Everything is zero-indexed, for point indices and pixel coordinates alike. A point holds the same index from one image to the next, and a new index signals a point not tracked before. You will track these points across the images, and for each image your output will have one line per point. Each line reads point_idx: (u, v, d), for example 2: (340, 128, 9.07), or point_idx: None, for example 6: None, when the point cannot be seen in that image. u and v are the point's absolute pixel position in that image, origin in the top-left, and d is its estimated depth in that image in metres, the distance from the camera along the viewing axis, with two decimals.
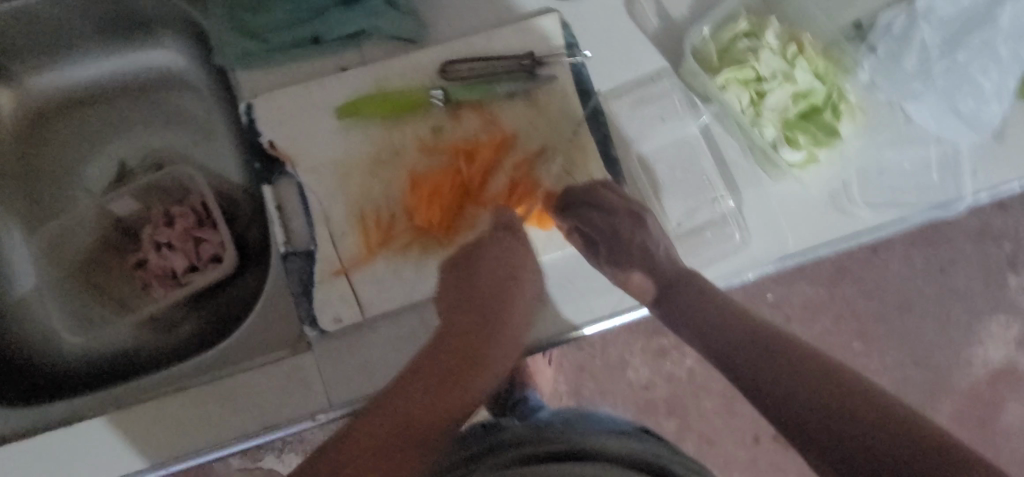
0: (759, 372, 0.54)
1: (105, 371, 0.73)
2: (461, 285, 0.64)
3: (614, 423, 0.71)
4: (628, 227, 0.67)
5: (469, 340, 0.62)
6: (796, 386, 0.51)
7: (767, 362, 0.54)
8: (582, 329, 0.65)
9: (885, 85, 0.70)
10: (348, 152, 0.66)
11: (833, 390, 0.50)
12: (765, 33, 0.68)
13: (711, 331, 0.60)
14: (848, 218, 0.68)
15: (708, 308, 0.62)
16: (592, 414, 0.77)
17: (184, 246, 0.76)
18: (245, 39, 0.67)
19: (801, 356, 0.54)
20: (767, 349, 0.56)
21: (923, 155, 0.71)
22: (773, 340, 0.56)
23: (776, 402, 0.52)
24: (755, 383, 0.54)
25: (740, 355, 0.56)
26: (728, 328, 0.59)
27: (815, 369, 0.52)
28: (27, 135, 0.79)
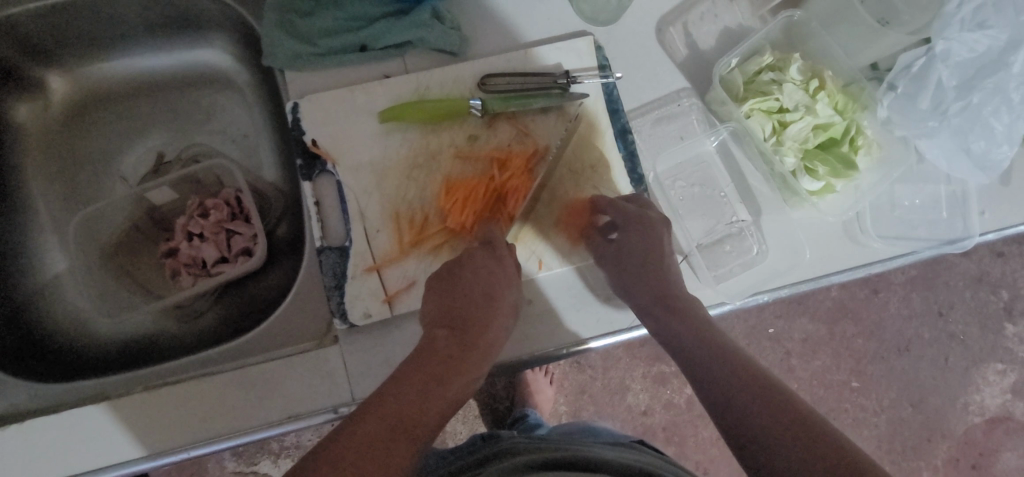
0: (764, 442, 0.51)
1: (129, 355, 0.74)
2: (444, 292, 0.62)
3: (609, 437, 0.75)
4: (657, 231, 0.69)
5: (460, 334, 0.60)
6: (785, 443, 0.50)
7: (759, 415, 0.53)
8: (587, 343, 0.68)
9: (900, 121, 0.70)
10: (385, 154, 0.69)
11: (813, 448, 0.49)
12: (789, 68, 0.72)
13: (712, 379, 0.58)
14: (864, 249, 0.71)
15: (715, 352, 0.60)
16: (588, 428, 0.80)
17: (216, 238, 0.78)
18: (295, 42, 0.71)
19: (787, 405, 0.53)
20: (760, 397, 0.54)
21: (932, 192, 0.76)
22: (771, 394, 0.54)
23: (753, 441, 0.52)
24: (738, 423, 0.54)
25: (731, 393, 0.55)
26: (726, 369, 0.58)
27: (831, 455, 0.48)
28: (72, 120, 0.81)
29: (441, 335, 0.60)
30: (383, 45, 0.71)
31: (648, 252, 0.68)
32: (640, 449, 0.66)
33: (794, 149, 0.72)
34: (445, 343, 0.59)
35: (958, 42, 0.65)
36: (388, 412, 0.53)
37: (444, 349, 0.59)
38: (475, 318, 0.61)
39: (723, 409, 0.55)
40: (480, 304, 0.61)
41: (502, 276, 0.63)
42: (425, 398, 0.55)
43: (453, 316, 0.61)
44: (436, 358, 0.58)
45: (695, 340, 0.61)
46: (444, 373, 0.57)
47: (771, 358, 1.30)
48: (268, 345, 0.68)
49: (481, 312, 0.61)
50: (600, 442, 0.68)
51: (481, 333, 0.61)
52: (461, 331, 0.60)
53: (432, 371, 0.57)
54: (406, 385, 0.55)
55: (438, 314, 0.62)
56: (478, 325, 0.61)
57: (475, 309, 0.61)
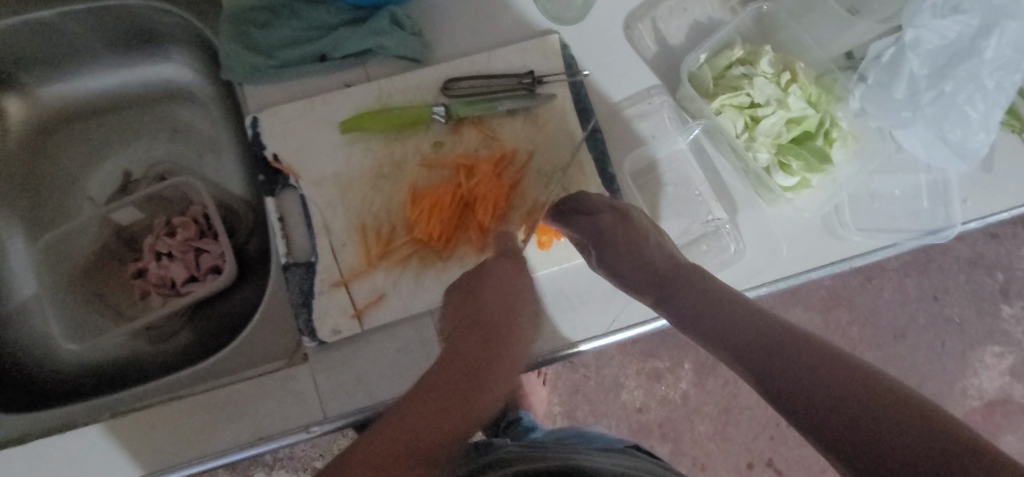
0: (802, 385, 0.46)
1: (100, 380, 0.73)
2: (467, 298, 0.59)
3: (604, 441, 0.71)
4: (615, 225, 0.63)
5: (486, 336, 0.56)
6: (817, 377, 0.45)
7: (783, 354, 0.48)
8: (578, 345, 0.66)
9: (873, 111, 0.70)
10: (350, 166, 0.68)
11: (844, 379, 0.44)
12: (760, 61, 0.70)
13: (729, 331, 0.53)
14: (845, 243, 0.70)
15: (713, 303, 0.56)
16: (583, 432, 0.76)
17: (184, 256, 0.77)
18: (253, 55, 0.69)
19: (809, 342, 0.48)
20: (781, 339, 0.49)
21: (913, 182, 0.74)
22: (785, 332, 0.50)
23: (780, 384, 0.47)
24: (766, 366, 0.49)
25: (750, 345, 0.50)
26: (743, 321, 0.52)
27: (888, 396, 0.42)
28: (35, 143, 0.80)
29: (468, 340, 0.56)
30: (343, 54, 0.69)
31: (629, 229, 0.63)
32: (634, 456, 0.63)
33: (767, 145, 0.70)
34: (470, 348, 0.55)
35: (928, 30, 0.63)
36: (404, 429, 0.48)
37: (473, 356, 0.55)
38: (504, 318, 0.58)
39: (747, 358, 0.50)
40: (505, 308, 0.58)
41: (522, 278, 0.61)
42: (446, 411, 0.50)
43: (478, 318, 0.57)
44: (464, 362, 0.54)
45: (709, 308, 0.55)
46: (473, 383, 0.52)
47: None
48: (239, 364, 0.67)
49: (507, 318, 0.58)
50: (594, 448, 0.65)
51: (509, 338, 0.57)
52: (488, 336, 0.56)
53: (456, 382, 0.52)
54: (427, 395, 0.51)
55: (464, 316, 0.58)
56: (507, 330, 0.57)
57: (505, 312, 0.58)
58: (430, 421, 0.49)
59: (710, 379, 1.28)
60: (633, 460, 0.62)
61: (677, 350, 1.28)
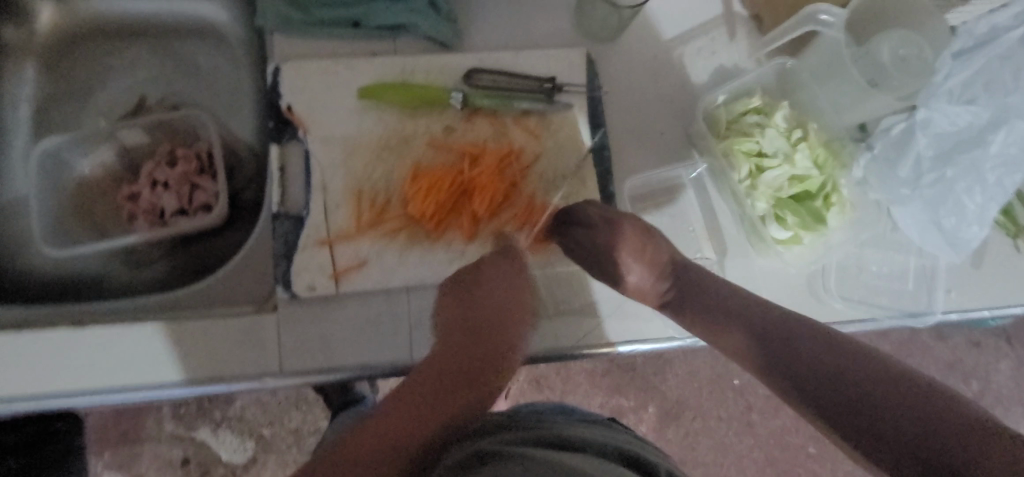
0: (810, 368, 0.49)
1: (67, 291, 0.73)
2: (462, 301, 0.58)
3: (582, 414, 0.71)
4: (606, 240, 0.62)
5: (475, 334, 0.57)
6: (821, 359, 0.49)
7: (792, 339, 0.51)
8: (616, 346, 0.67)
9: (875, 183, 0.72)
10: (359, 131, 0.69)
11: (845, 360, 0.48)
12: (774, 114, 0.72)
13: (740, 317, 0.56)
14: (824, 307, 0.71)
15: (724, 295, 0.58)
16: (562, 407, 0.74)
17: (180, 189, 0.77)
18: (290, 7, 0.71)
19: (812, 329, 0.52)
20: (789, 327, 0.53)
21: (904, 263, 0.75)
22: (790, 322, 0.53)
23: (790, 368, 0.50)
24: (777, 349, 0.52)
25: (762, 331, 0.53)
26: (750, 312, 0.56)
27: (879, 375, 0.46)
28: (58, 50, 0.81)
29: (459, 340, 0.56)
30: (376, 24, 0.71)
31: (626, 244, 0.62)
32: (613, 428, 0.61)
33: (766, 195, 0.71)
34: (459, 350, 0.55)
35: (940, 114, 0.66)
36: (384, 429, 0.49)
37: (459, 358, 0.55)
38: (495, 323, 0.57)
39: (761, 345, 0.53)
40: (498, 312, 0.58)
41: (518, 285, 0.60)
42: (425, 411, 0.51)
43: (471, 326, 0.57)
44: (461, 369, 0.54)
45: (717, 306, 0.58)
46: (453, 386, 0.53)
47: (731, 410, 1.29)
48: (208, 302, 0.67)
49: (497, 320, 0.57)
50: (574, 420, 0.63)
51: (498, 342, 0.57)
52: (478, 336, 0.56)
53: (440, 384, 0.52)
54: (411, 395, 0.51)
55: (453, 320, 0.57)
56: (497, 337, 0.57)
57: (499, 317, 0.58)
58: (404, 420, 0.50)
59: (672, 426, 1.28)
60: (612, 430, 0.60)
61: (644, 391, 1.28)
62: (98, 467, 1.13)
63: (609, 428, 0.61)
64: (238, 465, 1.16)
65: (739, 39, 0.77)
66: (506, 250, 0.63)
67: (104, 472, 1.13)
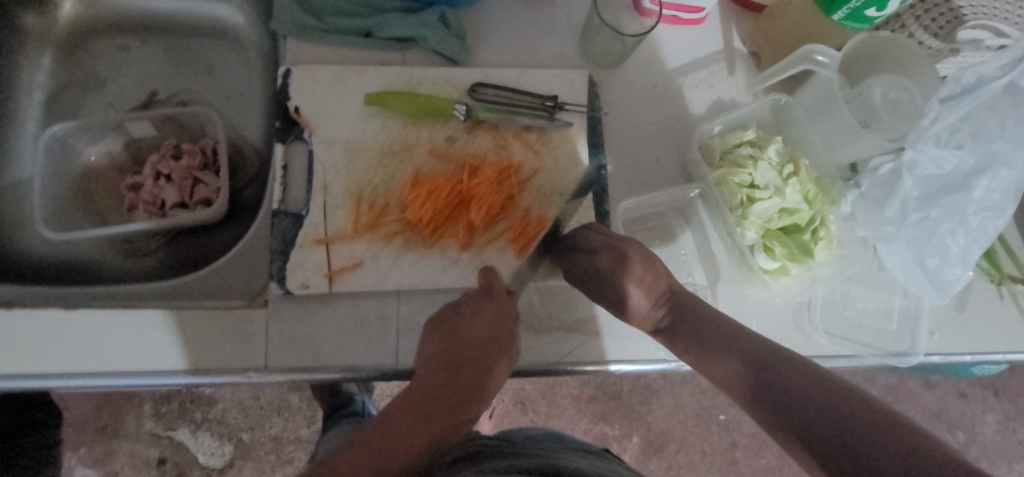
0: (799, 402, 0.50)
1: (60, 274, 0.73)
2: (444, 333, 0.58)
3: (577, 444, 0.70)
4: (607, 262, 0.63)
5: (457, 364, 0.56)
6: (810, 396, 0.50)
7: (785, 372, 0.53)
8: (608, 364, 0.68)
9: (862, 221, 0.74)
10: (362, 136, 0.70)
11: (833, 395, 0.49)
12: (767, 147, 0.73)
13: (736, 345, 0.57)
14: (808, 340, 0.72)
15: (716, 327, 0.60)
16: (553, 435, 0.73)
17: (182, 182, 0.78)
18: (305, 15, 0.73)
19: (802, 365, 0.53)
20: (780, 363, 0.54)
21: (888, 301, 0.76)
22: (781, 358, 0.54)
23: (782, 403, 0.51)
24: (770, 383, 0.53)
25: (757, 365, 0.55)
26: (738, 341, 0.57)
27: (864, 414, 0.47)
28: (74, 40, 0.83)
29: (439, 372, 0.55)
30: (387, 35, 0.73)
31: (625, 272, 0.63)
32: (608, 459, 0.61)
33: (756, 225, 0.72)
34: (439, 379, 0.55)
35: (926, 156, 0.68)
36: (368, 454, 0.48)
37: (440, 387, 0.54)
38: (475, 354, 0.57)
39: (757, 377, 0.54)
40: (481, 343, 0.57)
41: (498, 316, 0.60)
42: (405, 436, 0.50)
43: (451, 358, 0.56)
44: (440, 398, 0.53)
45: (716, 343, 0.58)
46: (433, 411, 0.52)
47: (715, 446, 1.28)
48: (200, 294, 0.68)
49: (480, 350, 0.57)
50: (569, 449, 0.63)
51: (480, 373, 0.56)
52: (457, 368, 0.56)
53: (421, 410, 0.52)
54: (392, 422, 0.51)
55: (433, 353, 0.57)
56: (479, 368, 0.56)
57: (481, 347, 0.57)
58: (385, 444, 0.49)
59: (655, 458, 1.27)
60: (605, 461, 0.60)
61: (630, 421, 1.27)
62: (72, 461, 1.12)
63: (605, 459, 0.61)
64: (215, 468, 1.15)
65: (738, 74, 0.80)
66: (487, 289, 0.62)
67: (78, 467, 1.12)
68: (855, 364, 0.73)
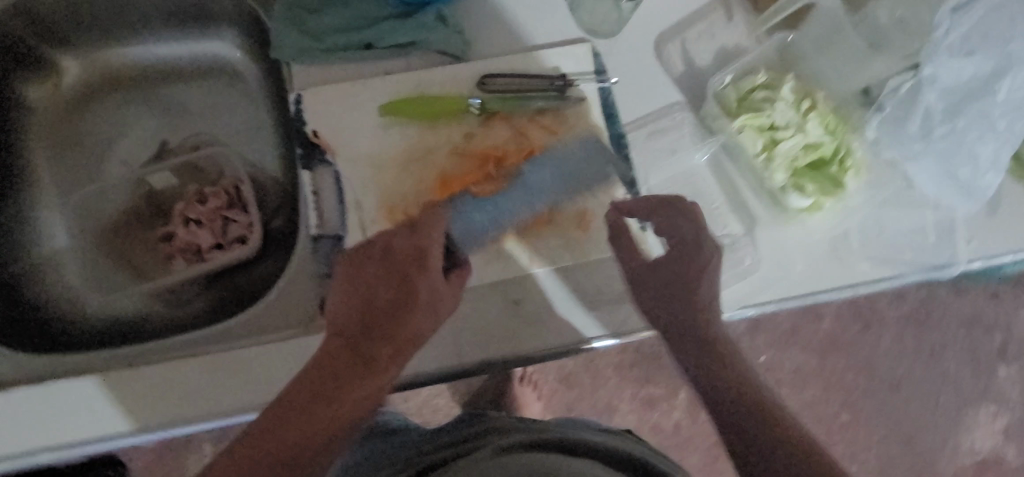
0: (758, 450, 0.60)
1: (114, 334, 0.75)
2: (357, 291, 0.61)
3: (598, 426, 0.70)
4: (690, 242, 0.67)
5: (364, 325, 0.60)
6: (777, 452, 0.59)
7: (756, 435, 0.61)
8: (590, 342, 0.69)
9: (886, 143, 0.74)
10: (383, 148, 0.71)
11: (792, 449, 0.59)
12: (781, 87, 0.74)
13: (717, 383, 0.66)
14: (850, 269, 0.73)
15: (694, 307, 0.67)
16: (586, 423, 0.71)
17: (212, 224, 0.79)
18: (304, 39, 0.73)
19: (771, 413, 0.62)
20: (754, 414, 0.62)
21: (921, 216, 0.77)
22: (765, 413, 0.62)
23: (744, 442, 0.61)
24: (737, 436, 0.62)
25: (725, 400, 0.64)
26: (719, 377, 0.66)
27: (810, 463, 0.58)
28: (78, 101, 0.83)
29: (341, 338, 0.60)
30: (387, 44, 0.73)
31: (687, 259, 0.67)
32: (624, 435, 0.64)
33: (783, 167, 0.72)
34: (347, 345, 0.60)
35: (945, 68, 0.67)
36: (270, 439, 0.57)
37: (345, 355, 0.59)
38: (384, 313, 0.60)
39: (720, 417, 0.64)
40: (385, 300, 0.60)
41: (413, 272, 0.61)
42: (303, 412, 0.57)
43: (360, 320, 0.60)
44: (342, 365, 0.59)
45: (674, 296, 0.67)
46: (342, 380, 0.58)
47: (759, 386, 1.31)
48: (255, 329, 0.69)
49: (391, 312, 0.60)
50: (586, 427, 0.65)
51: (391, 331, 0.60)
52: (367, 328, 0.60)
53: (325, 381, 0.58)
54: (300, 394, 0.58)
55: (346, 308, 0.61)
56: (388, 325, 0.60)
57: (392, 308, 0.60)
58: (299, 415, 0.57)
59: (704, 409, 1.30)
60: (619, 436, 0.63)
61: (674, 378, 1.29)
62: None
63: (619, 435, 0.63)
64: None
65: (737, 18, 0.79)
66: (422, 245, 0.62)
67: None
68: (895, 284, 0.75)
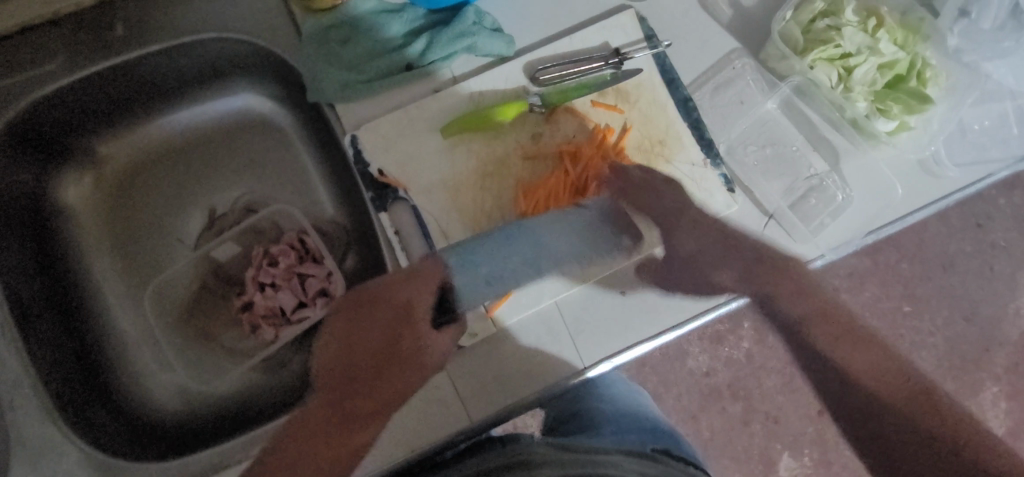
0: None
1: (226, 417, 0.74)
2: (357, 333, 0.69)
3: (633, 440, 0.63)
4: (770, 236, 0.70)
5: (373, 364, 0.67)
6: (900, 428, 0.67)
7: None
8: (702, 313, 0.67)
9: (970, 48, 0.71)
10: (454, 170, 0.68)
11: None
12: (844, 11, 0.71)
13: None
14: (943, 181, 0.70)
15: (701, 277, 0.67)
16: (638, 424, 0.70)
17: (290, 283, 0.76)
18: (342, 72, 0.68)
19: None
20: None
21: (999, 110, 0.75)
22: None
23: None
24: None
25: None
26: None
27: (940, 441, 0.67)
28: (118, 188, 0.80)
29: (353, 373, 0.67)
30: (430, 58, 0.69)
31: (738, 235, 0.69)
32: (656, 458, 0.55)
33: (863, 93, 0.70)
34: (358, 383, 0.66)
35: None
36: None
37: (355, 392, 0.66)
38: (388, 357, 0.65)
39: None
40: (385, 343, 0.67)
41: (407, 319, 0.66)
42: (307, 447, 0.63)
43: (364, 360, 0.68)
44: (349, 404, 0.64)
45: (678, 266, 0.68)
46: (338, 423, 0.63)
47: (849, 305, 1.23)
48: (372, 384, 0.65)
49: (387, 355, 0.66)
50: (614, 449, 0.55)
51: (391, 376, 0.63)
52: (377, 370, 0.66)
53: (336, 419, 0.64)
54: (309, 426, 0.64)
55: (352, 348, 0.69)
56: (387, 369, 0.65)
57: (389, 352, 0.66)
58: (298, 443, 0.63)
59: None
60: (649, 459, 0.54)
61: None
62: None
63: (650, 455, 0.56)
64: None
65: None
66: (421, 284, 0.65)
67: None
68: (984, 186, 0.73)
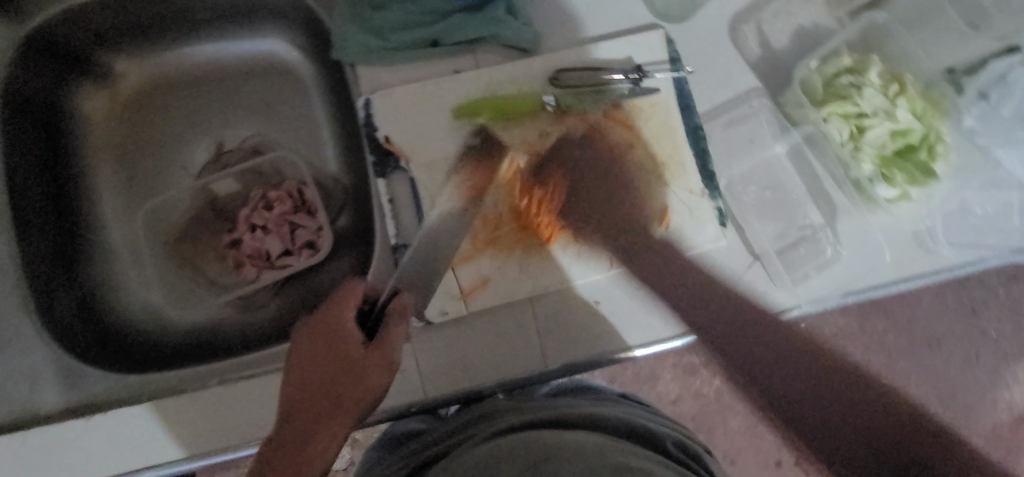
0: None
1: (195, 346, 0.76)
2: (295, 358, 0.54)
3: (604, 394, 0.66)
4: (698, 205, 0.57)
5: (303, 393, 0.52)
6: None
7: None
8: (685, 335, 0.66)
9: (982, 131, 0.72)
10: (458, 151, 0.69)
11: None
12: (868, 71, 0.72)
13: None
14: (936, 256, 0.69)
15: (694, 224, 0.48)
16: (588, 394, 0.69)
17: (280, 230, 0.76)
18: (369, 37, 0.70)
19: None
20: None
21: (1005, 198, 0.75)
22: None
23: None
24: None
25: None
26: None
27: None
28: (133, 105, 0.82)
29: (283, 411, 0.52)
30: (456, 40, 0.70)
31: None
32: (624, 403, 0.62)
33: (871, 155, 0.71)
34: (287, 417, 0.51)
35: None
36: None
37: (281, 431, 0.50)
38: (323, 376, 0.52)
39: None
40: (319, 361, 0.53)
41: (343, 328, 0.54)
42: None
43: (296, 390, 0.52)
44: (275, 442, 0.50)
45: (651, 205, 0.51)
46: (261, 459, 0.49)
47: None
48: None
49: (323, 371, 0.52)
50: (582, 397, 0.62)
51: (327, 395, 0.51)
52: (310, 396, 0.52)
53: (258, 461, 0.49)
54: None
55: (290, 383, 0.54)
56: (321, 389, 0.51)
57: (325, 369, 0.52)
58: None
59: None
60: (620, 402, 0.61)
61: None
62: None
63: (619, 401, 0.62)
64: None
65: None
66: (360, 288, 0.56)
67: None
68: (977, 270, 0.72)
